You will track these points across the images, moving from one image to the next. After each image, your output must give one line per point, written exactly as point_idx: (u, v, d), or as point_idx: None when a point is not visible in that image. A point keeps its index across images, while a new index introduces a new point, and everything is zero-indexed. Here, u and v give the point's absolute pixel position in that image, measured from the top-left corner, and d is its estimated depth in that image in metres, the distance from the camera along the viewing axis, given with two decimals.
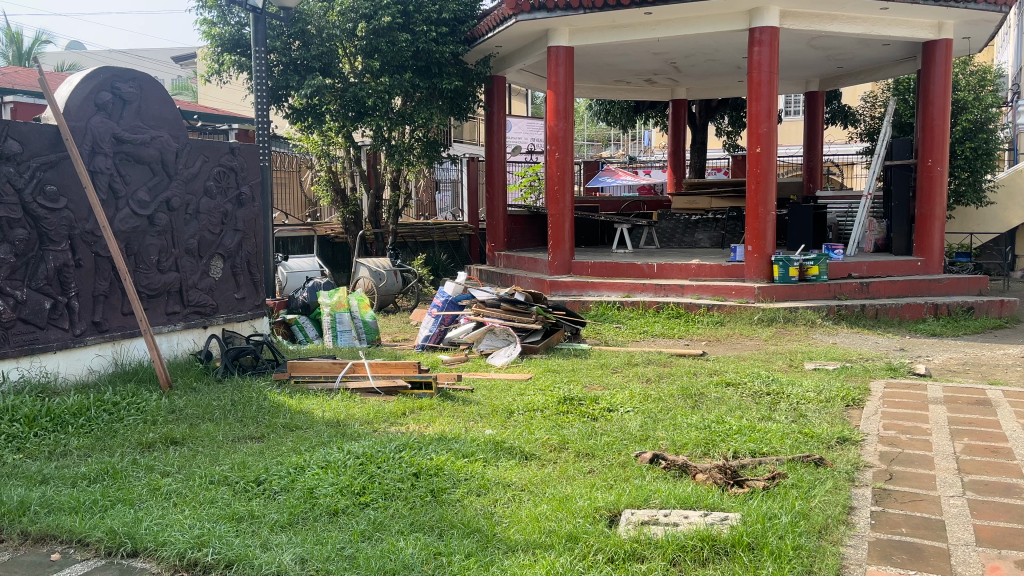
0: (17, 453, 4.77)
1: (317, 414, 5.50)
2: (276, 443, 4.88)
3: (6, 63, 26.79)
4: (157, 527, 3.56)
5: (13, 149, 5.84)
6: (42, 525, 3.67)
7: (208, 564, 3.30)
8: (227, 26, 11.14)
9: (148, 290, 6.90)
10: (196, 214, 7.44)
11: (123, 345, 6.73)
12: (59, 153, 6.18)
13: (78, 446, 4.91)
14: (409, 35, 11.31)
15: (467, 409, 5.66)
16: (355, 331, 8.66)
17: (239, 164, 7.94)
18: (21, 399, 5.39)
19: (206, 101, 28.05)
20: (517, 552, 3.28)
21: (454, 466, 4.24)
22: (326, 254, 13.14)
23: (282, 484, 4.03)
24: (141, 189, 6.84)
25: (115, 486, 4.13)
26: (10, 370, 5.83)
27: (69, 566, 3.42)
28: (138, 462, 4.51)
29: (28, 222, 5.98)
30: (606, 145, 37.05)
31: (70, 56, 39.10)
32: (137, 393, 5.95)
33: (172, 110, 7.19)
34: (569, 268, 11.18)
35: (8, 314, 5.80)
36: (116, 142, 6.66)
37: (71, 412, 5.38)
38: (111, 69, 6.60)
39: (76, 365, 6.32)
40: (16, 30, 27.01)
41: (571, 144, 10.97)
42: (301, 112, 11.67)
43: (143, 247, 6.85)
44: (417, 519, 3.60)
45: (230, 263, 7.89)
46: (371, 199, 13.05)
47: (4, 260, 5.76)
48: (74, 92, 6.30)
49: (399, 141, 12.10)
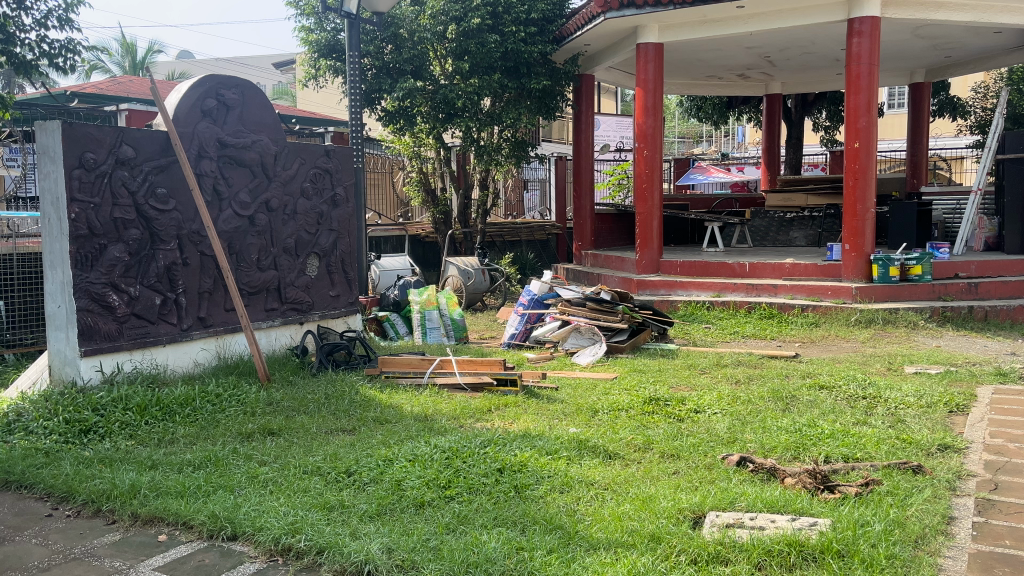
0: (130, 440, 5.08)
1: (406, 409, 5.65)
2: (366, 435, 5.03)
3: (122, 72, 28.36)
4: (255, 513, 3.75)
5: (127, 154, 6.20)
6: (151, 508, 3.91)
7: (300, 550, 3.44)
8: (324, 32, 11.50)
9: (248, 287, 7.23)
10: (294, 214, 7.73)
11: (225, 339, 7.07)
12: (169, 157, 6.53)
13: (184, 435, 5.18)
14: (498, 36, 11.39)
15: (551, 407, 5.68)
16: (444, 329, 8.82)
17: (334, 166, 8.20)
18: (134, 389, 5.74)
19: (305, 105, 29.16)
20: (599, 550, 3.28)
21: (537, 463, 4.27)
22: (416, 253, 13.39)
23: (371, 475, 4.17)
24: (242, 191, 7.17)
25: (217, 473, 4.36)
26: (124, 362, 6.21)
27: (175, 546, 3.63)
28: (238, 452, 4.74)
29: (141, 223, 6.36)
30: (697, 141, 36.46)
31: (180, 63, 41.25)
32: (239, 385, 6.25)
33: (271, 115, 7.50)
34: (657, 267, 11.02)
35: (123, 309, 6.19)
36: (220, 146, 6.98)
37: (178, 402, 5.69)
38: (216, 77, 6.92)
39: (183, 358, 6.69)
40: (130, 40, 28.56)
41: (660, 142, 10.82)
42: (393, 114, 11.97)
43: (243, 246, 7.18)
44: (501, 514, 3.66)
45: (326, 262, 8.17)
46: (460, 200, 13.23)
47: (119, 259, 6.15)
48: (182, 100, 6.65)
49: (488, 142, 12.26)
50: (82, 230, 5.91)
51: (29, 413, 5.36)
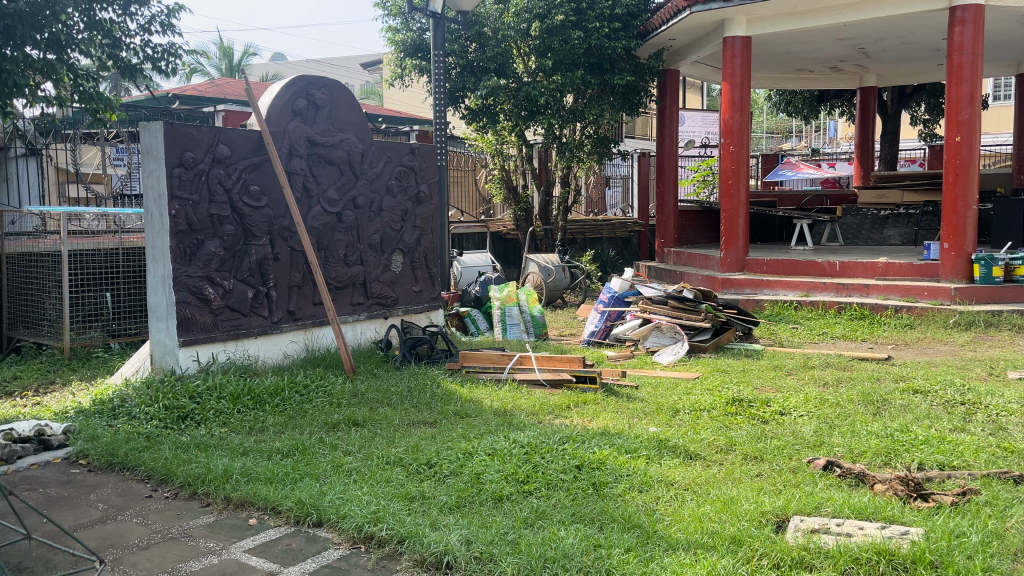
0: (223, 427, 5.30)
1: (485, 403, 5.70)
2: (447, 429, 5.10)
3: (219, 75, 29.52)
4: (339, 500, 3.87)
5: (223, 153, 6.45)
6: (242, 492, 4.07)
7: (382, 538, 3.52)
8: (410, 32, 11.70)
9: (336, 282, 7.44)
10: (380, 211, 7.91)
11: (313, 332, 7.30)
12: (261, 155, 6.77)
13: (274, 423, 5.38)
14: (582, 32, 11.36)
15: (630, 406, 5.64)
16: (524, 325, 8.85)
17: (419, 164, 8.34)
18: (228, 378, 5.99)
19: (392, 105, 29.73)
20: (678, 551, 3.24)
21: (616, 461, 4.25)
22: (497, 250, 13.48)
23: (451, 468, 4.24)
24: (331, 188, 7.37)
25: (304, 461, 4.51)
26: (219, 352, 6.49)
27: (264, 530, 3.78)
28: (324, 441, 4.89)
29: (235, 219, 6.63)
30: (786, 137, 35.45)
31: (273, 66, 42.64)
32: (325, 376, 6.44)
33: (358, 114, 7.68)
34: (742, 265, 10.78)
35: (219, 302, 6.47)
36: (310, 145, 7.20)
37: (268, 391, 5.92)
38: (307, 77, 7.13)
39: (274, 349, 6.94)
40: (227, 44, 29.69)
41: (746, 137, 10.57)
42: (476, 112, 12.11)
43: (331, 242, 7.39)
44: (579, 510, 3.66)
45: (410, 258, 8.32)
46: (541, 197, 13.24)
47: (215, 253, 6.43)
48: (275, 100, 6.89)
49: (570, 139, 12.24)
50: (182, 226, 6.21)
51: (132, 399, 5.66)
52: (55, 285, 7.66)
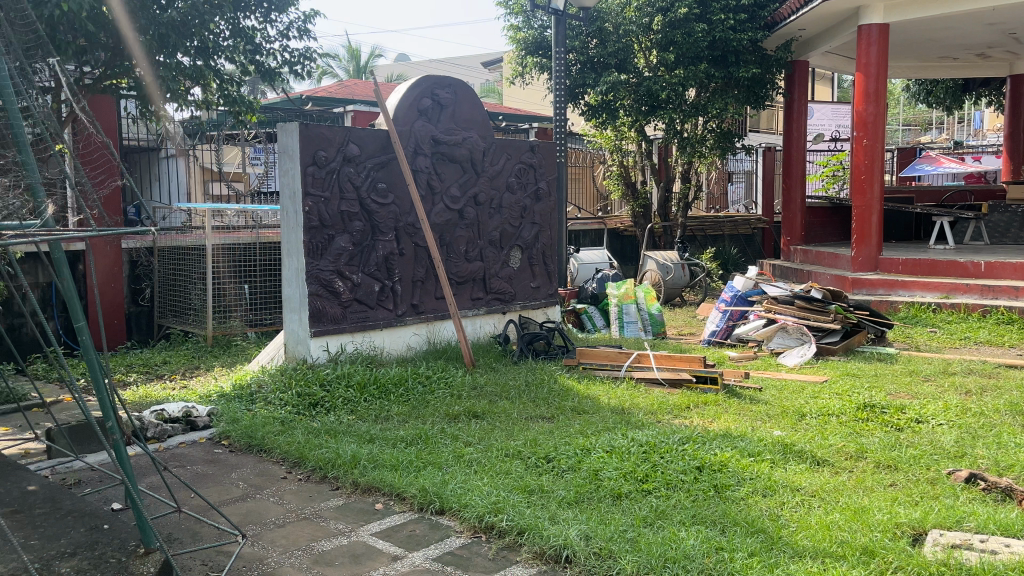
0: (351, 414, 5.54)
1: (603, 401, 5.70)
2: (564, 424, 5.13)
3: (347, 77, 30.68)
4: (460, 490, 3.97)
5: (353, 151, 6.73)
6: (369, 478, 4.25)
7: (503, 529, 3.59)
8: (532, 29, 11.80)
9: (457, 277, 7.61)
10: (499, 208, 8.03)
11: (435, 326, 7.50)
12: (388, 154, 7.01)
13: (398, 412, 5.57)
14: (706, 25, 11.12)
15: (753, 408, 5.50)
16: (641, 323, 8.76)
17: (538, 161, 8.40)
18: (355, 368, 6.25)
19: (512, 102, 29.98)
20: (804, 558, 3.14)
21: (739, 464, 4.16)
22: (615, 247, 13.39)
23: (570, 463, 4.27)
24: (453, 185, 7.55)
25: (427, 450, 4.65)
26: (347, 342, 6.78)
27: (389, 515, 3.93)
28: (445, 431, 5.03)
29: (363, 215, 6.90)
30: (925, 129, 33.41)
31: (397, 67, 43.95)
32: (446, 368, 6.61)
33: (481, 112, 7.82)
34: (875, 265, 10.24)
35: (347, 294, 6.76)
36: (434, 143, 7.39)
37: (393, 381, 6.13)
38: (432, 77, 7.32)
39: (398, 341, 7.18)
40: (354, 46, 30.80)
41: (882, 130, 10.05)
42: (596, 108, 12.07)
43: (453, 238, 7.57)
44: (699, 512, 3.60)
45: (528, 255, 8.41)
46: (661, 193, 13.05)
47: (344, 249, 6.72)
48: (402, 100, 7.11)
49: (691, 134, 12.00)
50: (314, 222, 6.51)
51: (268, 385, 6.00)
52: (200, 277, 8.21)
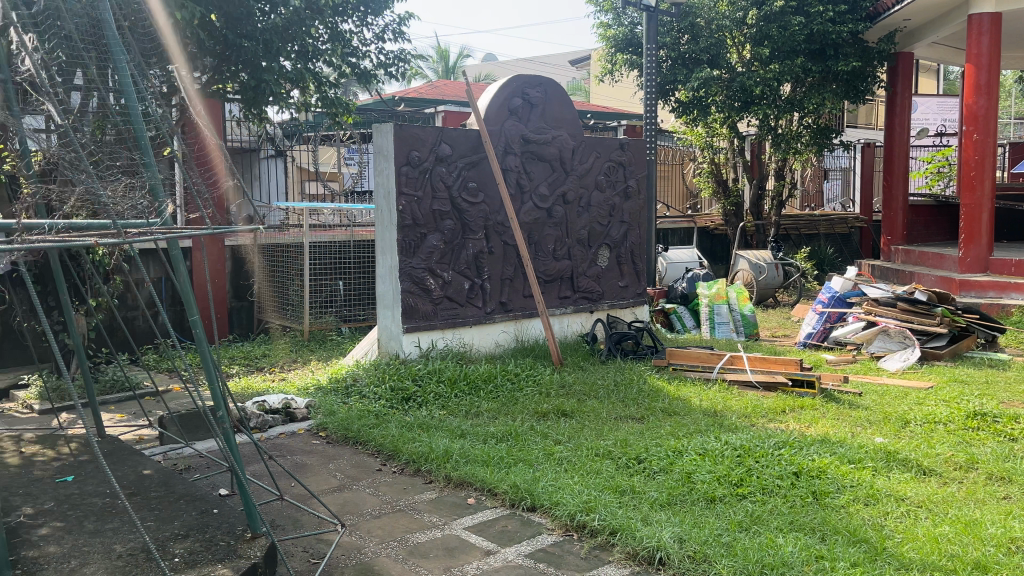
0: (442, 410, 5.63)
1: (694, 402, 5.61)
2: (655, 425, 5.09)
3: (436, 78, 31.10)
4: (552, 488, 3.99)
5: (445, 151, 6.83)
6: (461, 473, 4.32)
7: (595, 528, 3.59)
8: (622, 26, 11.71)
9: (545, 275, 7.64)
10: (588, 207, 8.01)
11: (524, 324, 7.54)
12: (479, 154, 7.08)
13: (488, 409, 5.63)
14: (803, 18, 10.78)
15: (853, 413, 5.31)
16: (733, 324, 8.59)
17: (628, 159, 8.33)
18: (445, 364, 6.36)
19: (599, 100, 29.77)
20: (912, 571, 3.03)
21: (838, 471, 4.03)
22: (705, 246, 13.14)
23: (661, 465, 4.23)
24: (542, 184, 7.57)
25: (517, 447, 4.69)
26: (437, 339, 6.89)
27: (482, 510, 3.98)
28: (535, 429, 5.06)
29: (454, 214, 7.01)
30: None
31: (484, 66, 44.34)
32: (535, 366, 6.64)
33: (571, 110, 7.80)
34: (986, 266, 9.72)
35: (438, 292, 6.87)
36: (524, 142, 7.43)
37: (482, 377, 6.20)
38: (523, 77, 7.35)
39: (487, 338, 7.26)
40: (444, 47, 31.22)
41: (993, 125, 9.55)
42: (687, 105, 11.87)
43: (542, 237, 7.60)
44: (797, 518, 3.51)
45: (617, 253, 8.36)
46: (753, 190, 12.74)
47: (436, 247, 6.84)
48: (493, 100, 7.17)
49: (786, 130, 11.68)
50: (407, 221, 6.65)
51: (362, 379, 6.17)
52: (297, 273, 8.50)
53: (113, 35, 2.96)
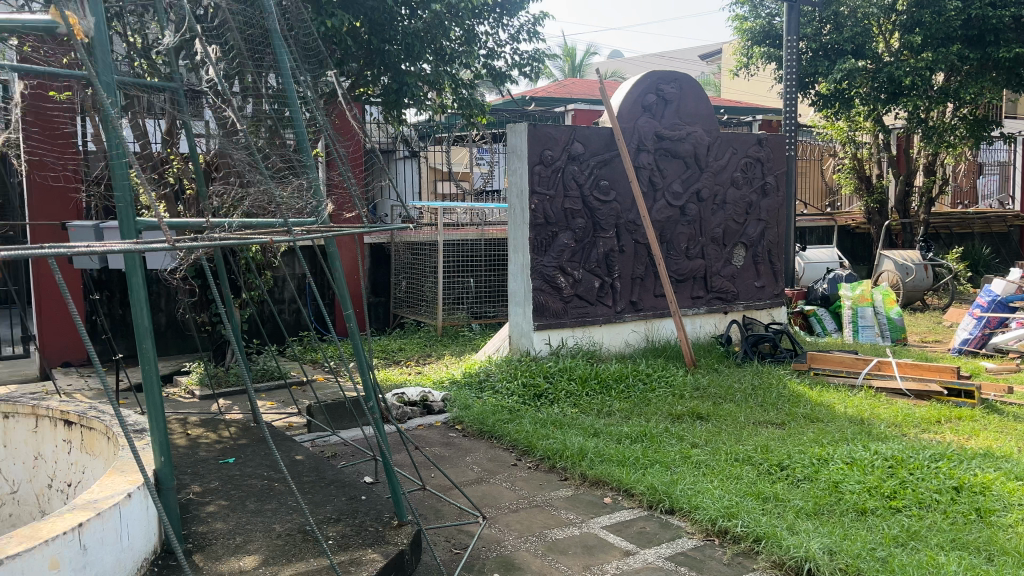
0: (574, 408, 5.64)
1: (839, 409, 5.37)
2: (797, 432, 4.90)
3: (563, 76, 31.09)
4: (690, 491, 3.92)
5: (578, 150, 6.84)
6: (597, 472, 4.31)
7: (737, 535, 3.51)
8: (759, 18, 11.34)
9: (677, 274, 7.51)
10: (723, 204, 7.81)
11: (655, 324, 7.44)
12: (612, 151, 7.04)
13: (620, 409, 5.59)
14: (960, 2, 10.16)
15: (1019, 427, 4.93)
16: (878, 328, 8.17)
17: (766, 155, 8.07)
18: (577, 362, 6.36)
19: (730, 95, 28.93)
20: None
21: (1005, 488, 3.76)
22: (845, 246, 12.56)
23: (806, 473, 4.07)
24: (676, 181, 7.45)
25: (653, 448, 4.64)
26: (568, 337, 6.91)
27: (618, 510, 3.97)
28: (670, 430, 4.98)
29: (586, 213, 7.01)
30: None
31: (610, 64, 44.04)
32: (667, 367, 6.55)
33: (706, 106, 7.63)
34: None
35: (569, 290, 6.90)
36: (658, 139, 7.32)
37: (614, 377, 6.17)
38: (657, 72, 7.24)
39: (617, 337, 7.22)
40: (571, 46, 31.16)
41: None
42: (828, 98, 11.36)
43: (674, 235, 7.48)
44: (961, 536, 3.31)
45: (753, 253, 8.12)
46: (900, 187, 12.06)
47: (567, 245, 6.86)
48: (626, 97, 7.11)
49: (937, 122, 10.98)
50: (539, 220, 6.71)
51: (494, 374, 6.27)
52: (431, 270, 8.75)
53: (280, 46, 3.14)
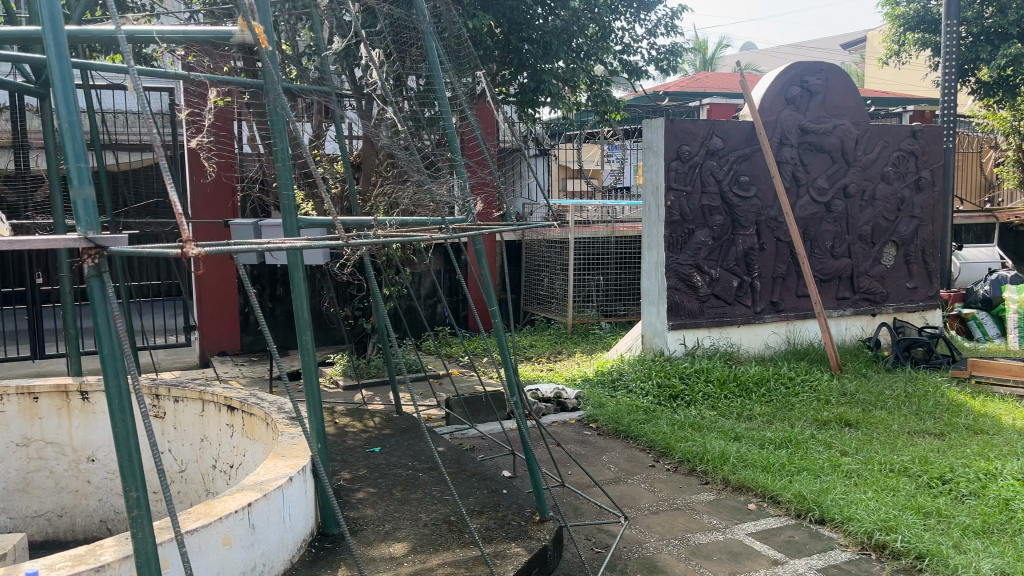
0: (713, 410, 5.50)
1: (1006, 421, 4.99)
2: (959, 443, 4.59)
3: (694, 70, 30.27)
4: (842, 501, 3.75)
5: (717, 145, 6.65)
6: (740, 476, 4.19)
7: (897, 550, 3.33)
8: (913, 3, 10.69)
9: (821, 274, 7.19)
10: (873, 201, 7.41)
11: (797, 326, 7.14)
12: (753, 146, 6.81)
13: (761, 413, 5.40)
14: None
15: None
16: None
17: (920, 148, 7.58)
18: (714, 363, 6.20)
19: (876, 85, 27.36)
20: None
21: None
22: (1007, 245, 11.65)
23: (971, 488, 3.81)
24: (821, 176, 7.12)
25: (799, 455, 4.46)
26: (704, 338, 6.74)
27: (764, 517, 3.84)
28: (817, 437, 4.78)
29: (724, 209, 6.82)
30: None
31: (744, 56, 42.61)
32: (811, 371, 6.28)
33: (855, 96, 7.25)
34: None
35: (706, 289, 6.73)
36: (801, 133, 7.02)
37: (754, 380, 5.97)
38: (802, 63, 6.94)
39: (756, 339, 6.99)
40: (703, 39, 30.33)
41: None
42: (991, 86, 10.57)
43: (819, 232, 7.16)
44: None
45: (904, 252, 7.66)
46: None
47: (704, 243, 6.70)
48: (769, 90, 6.84)
49: None
50: (675, 216, 6.58)
51: (628, 373, 6.20)
52: (562, 267, 8.76)
53: (432, 48, 3.22)
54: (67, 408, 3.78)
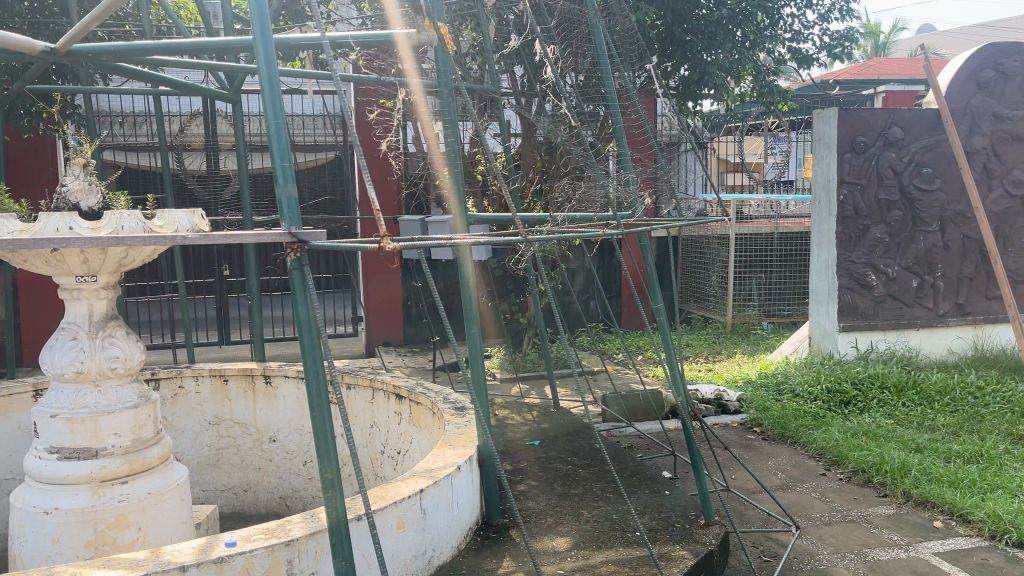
0: (890, 418, 5.14)
1: None
2: None
3: (865, 55, 28.44)
4: None
5: (897, 135, 6.22)
6: (924, 491, 3.91)
7: None
8: None
9: (1015, 275, 6.58)
10: None
11: (985, 330, 6.57)
12: (937, 135, 6.30)
13: (946, 424, 5.00)
14: None
15: None
16: None
17: None
18: (890, 368, 5.80)
19: None
20: None
21: None
22: None
23: None
24: (1017, 167, 6.50)
25: (993, 471, 4.11)
26: (879, 341, 6.32)
27: (952, 537, 3.56)
28: (1013, 453, 4.37)
29: (904, 204, 6.38)
30: None
31: (920, 38, 39.64)
32: (1003, 380, 5.75)
33: None
34: None
35: (881, 289, 6.31)
36: (995, 120, 6.41)
37: (936, 388, 5.54)
38: (996, 44, 6.34)
39: (938, 344, 6.49)
40: (875, 23, 28.48)
41: None
42: None
43: (1014, 229, 6.55)
44: None
45: None
46: None
47: (880, 240, 6.29)
48: (958, 74, 6.28)
49: None
50: (849, 212, 6.20)
51: (794, 376, 5.92)
52: (721, 264, 8.50)
53: (601, 42, 3.21)
54: (252, 390, 4.08)
